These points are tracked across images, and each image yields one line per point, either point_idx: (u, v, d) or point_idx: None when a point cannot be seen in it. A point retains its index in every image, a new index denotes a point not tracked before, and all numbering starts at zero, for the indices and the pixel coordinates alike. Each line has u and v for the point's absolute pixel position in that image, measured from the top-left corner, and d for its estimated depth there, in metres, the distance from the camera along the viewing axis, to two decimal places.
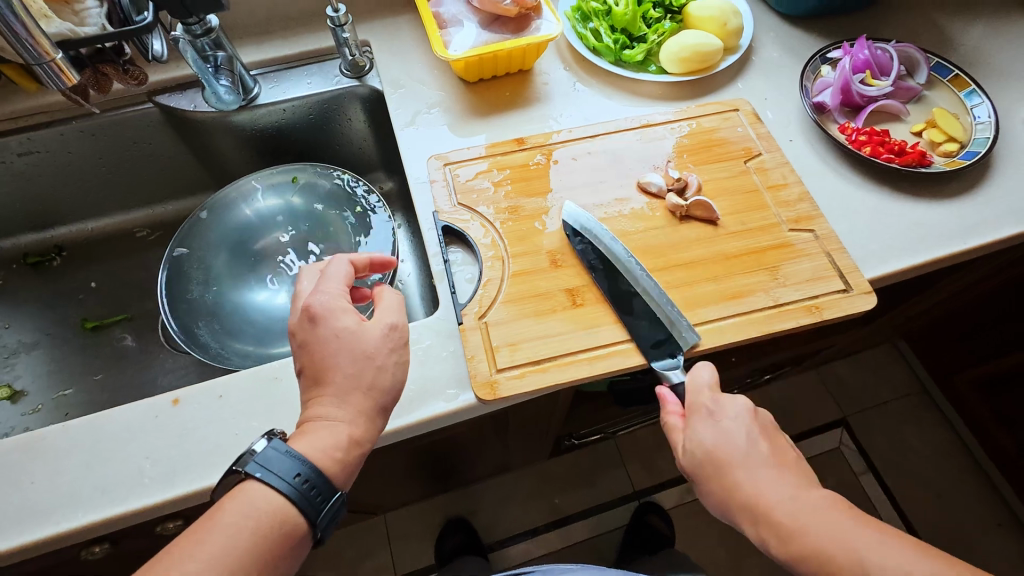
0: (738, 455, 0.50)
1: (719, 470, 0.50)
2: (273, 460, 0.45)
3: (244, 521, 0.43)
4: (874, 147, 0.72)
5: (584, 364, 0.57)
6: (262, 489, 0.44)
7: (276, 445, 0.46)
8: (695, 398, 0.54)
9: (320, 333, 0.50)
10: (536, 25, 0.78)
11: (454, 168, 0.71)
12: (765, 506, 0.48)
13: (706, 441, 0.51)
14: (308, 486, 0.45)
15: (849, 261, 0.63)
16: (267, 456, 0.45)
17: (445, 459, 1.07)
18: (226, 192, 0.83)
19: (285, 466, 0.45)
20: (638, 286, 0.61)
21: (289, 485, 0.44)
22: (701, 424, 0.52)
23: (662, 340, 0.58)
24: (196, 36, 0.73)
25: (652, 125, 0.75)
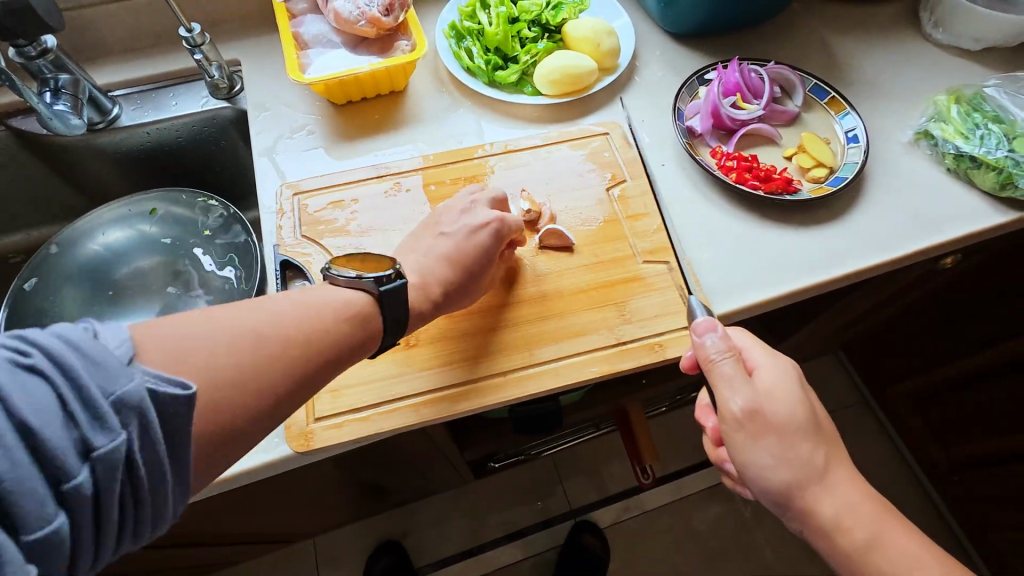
0: (806, 416, 0.50)
1: (783, 425, 0.49)
2: (399, 297, 0.50)
3: (337, 316, 0.47)
4: (740, 173, 0.70)
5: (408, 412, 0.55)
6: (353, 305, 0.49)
7: (402, 293, 0.50)
8: (772, 359, 0.53)
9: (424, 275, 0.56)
10: (401, 45, 0.75)
11: (305, 197, 0.68)
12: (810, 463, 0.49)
13: (761, 396, 0.50)
14: (400, 332, 0.51)
15: (700, 294, 0.61)
16: (395, 290, 0.50)
17: (350, 487, 1.03)
18: (78, 223, 0.79)
19: (399, 308, 0.51)
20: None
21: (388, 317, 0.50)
22: (784, 381, 0.51)
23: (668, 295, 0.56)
24: (30, 57, 0.69)
25: (516, 150, 0.72)
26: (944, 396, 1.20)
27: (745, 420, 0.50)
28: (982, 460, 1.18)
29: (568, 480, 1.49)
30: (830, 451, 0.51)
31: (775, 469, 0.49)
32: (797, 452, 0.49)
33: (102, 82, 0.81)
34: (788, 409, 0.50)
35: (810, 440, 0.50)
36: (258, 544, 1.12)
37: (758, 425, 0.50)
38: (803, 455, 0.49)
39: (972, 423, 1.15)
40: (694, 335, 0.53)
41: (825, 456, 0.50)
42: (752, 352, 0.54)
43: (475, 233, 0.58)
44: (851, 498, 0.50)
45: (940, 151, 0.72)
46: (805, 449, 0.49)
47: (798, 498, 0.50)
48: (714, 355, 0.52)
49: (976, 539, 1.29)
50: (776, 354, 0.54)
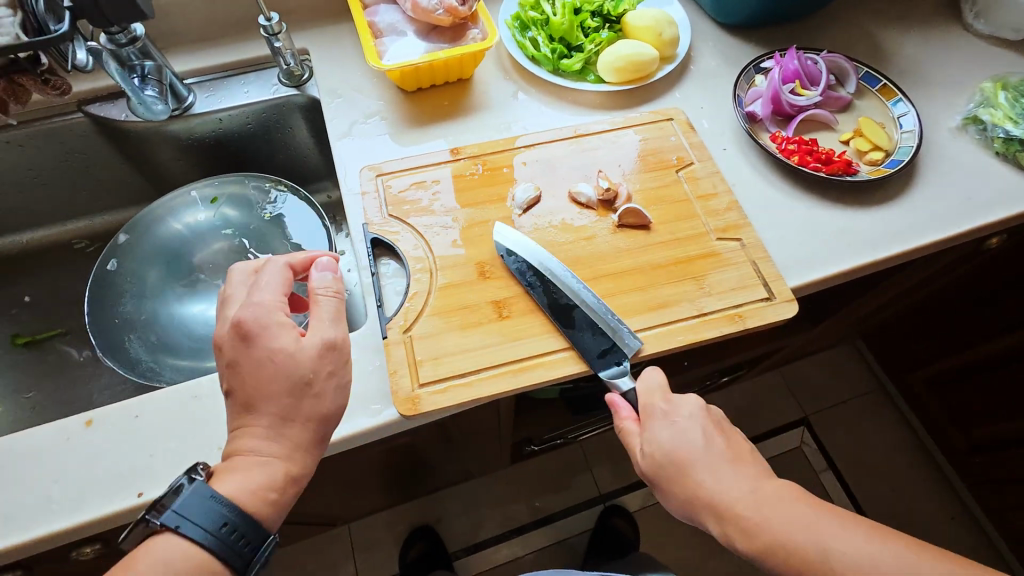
0: (693, 454, 0.51)
1: (662, 467, 0.51)
2: (189, 503, 0.44)
3: (162, 574, 0.42)
4: (802, 156, 0.73)
5: (508, 376, 0.58)
6: (178, 540, 0.44)
7: (196, 491, 0.45)
8: (658, 405, 0.55)
9: (252, 353, 0.49)
10: (472, 34, 0.78)
11: (388, 178, 0.71)
12: (721, 495, 0.49)
13: (649, 446, 0.53)
14: (225, 524, 0.44)
15: (773, 268, 0.64)
16: (182, 501, 0.44)
17: (401, 468, 1.05)
18: (149, 210, 0.81)
19: (200, 513, 0.44)
20: (577, 299, 0.61)
21: (213, 532, 0.44)
22: (659, 424, 0.53)
23: (607, 349, 0.59)
24: (120, 45, 0.71)
25: (586, 134, 0.75)
26: (969, 379, 1.24)
27: (652, 472, 0.52)
28: (1007, 441, 1.22)
29: (598, 466, 1.52)
30: (715, 464, 0.50)
31: (685, 512, 0.51)
32: (698, 492, 0.50)
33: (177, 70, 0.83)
34: (666, 450, 0.52)
35: (702, 473, 0.50)
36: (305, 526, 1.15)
37: (659, 473, 0.52)
38: (689, 485, 0.50)
39: (999, 404, 1.19)
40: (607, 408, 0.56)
41: (708, 472, 0.50)
42: (647, 399, 0.56)
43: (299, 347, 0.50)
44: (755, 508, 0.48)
45: (989, 136, 0.76)
46: (691, 478, 0.50)
47: (699, 522, 0.50)
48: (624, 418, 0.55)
49: (998, 518, 1.33)
50: (659, 397, 0.55)
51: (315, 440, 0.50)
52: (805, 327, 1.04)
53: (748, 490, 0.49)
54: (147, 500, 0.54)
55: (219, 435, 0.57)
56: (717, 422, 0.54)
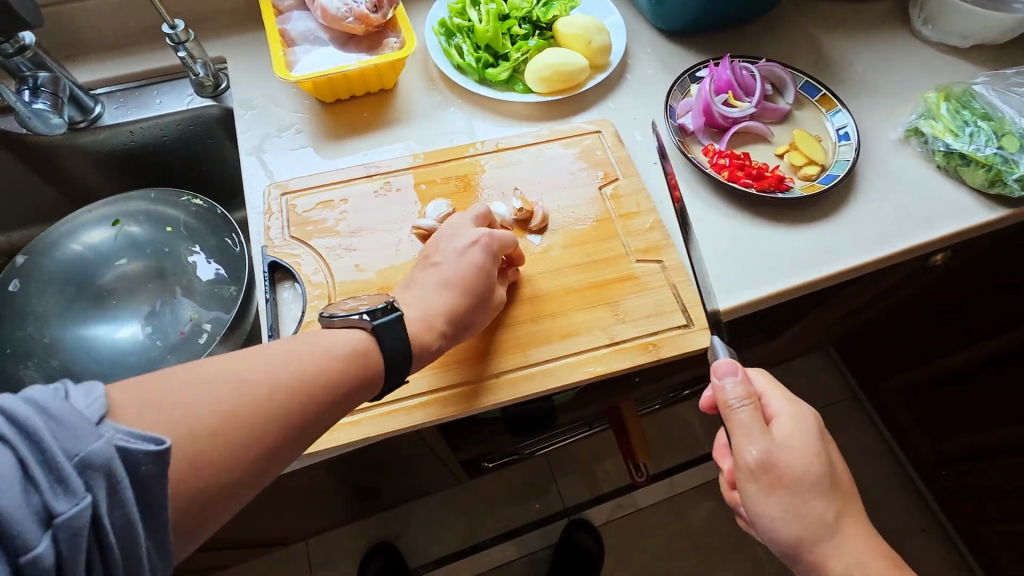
0: (820, 469, 0.50)
1: (790, 478, 0.49)
2: (394, 327, 0.48)
3: (329, 359, 0.44)
4: (733, 171, 0.70)
5: (393, 416, 0.54)
6: (350, 335, 0.47)
7: (396, 320, 0.48)
8: (792, 408, 0.53)
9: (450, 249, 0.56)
10: (390, 42, 0.74)
11: (293, 197, 0.67)
12: (840, 521, 0.50)
13: (777, 448, 0.50)
14: (403, 354, 0.48)
15: (694, 294, 0.61)
16: (390, 321, 0.48)
17: (342, 489, 1.01)
18: (46, 232, 0.78)
19: (397, 336, 0.48)
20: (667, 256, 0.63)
21: (393, 354, 0.48)
22: (807, 432, 0.51)
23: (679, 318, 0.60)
24: (8, 55, 0.68)
25: (508, 148, 0.71)
26: (934, 390, 1.21)
27: (760, 471, 0.49)
28: (971, 454, 1.19)
29: (562, 478, 1.48)
30: (845, 502, 0.51)
31: (785, 523, 0.49)
32: (808, 507, 0.49)
33: (83, 81, 0.79)
34: (801, 460, 0.50)
35: (822, 495, 0.49)
36: (248, 548, 1.10)
37: (772, 476, 0.49)
38: (810, 508, 0.49)
39: (963, 417, 1.16)
40: (711, 378, 0.52)
41: (836, 508, 0.50)
42: (773, 397, 0.54)
43: (467, 252, 0.55)
44: (863, 549, 0.49)
45: (930, 149, 0.72)
46: (814, 503, 0.49)
47: (807, 549, 0.49)
48: (730, 400, 0.51)
49: (965, 532, 1.30)
50: (801, 404, 0.53)
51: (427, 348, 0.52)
52: (758, 341, 1.00)
53: (875, 553, 0.49)
54: None
55: None
56: (835, 454, 0.54)
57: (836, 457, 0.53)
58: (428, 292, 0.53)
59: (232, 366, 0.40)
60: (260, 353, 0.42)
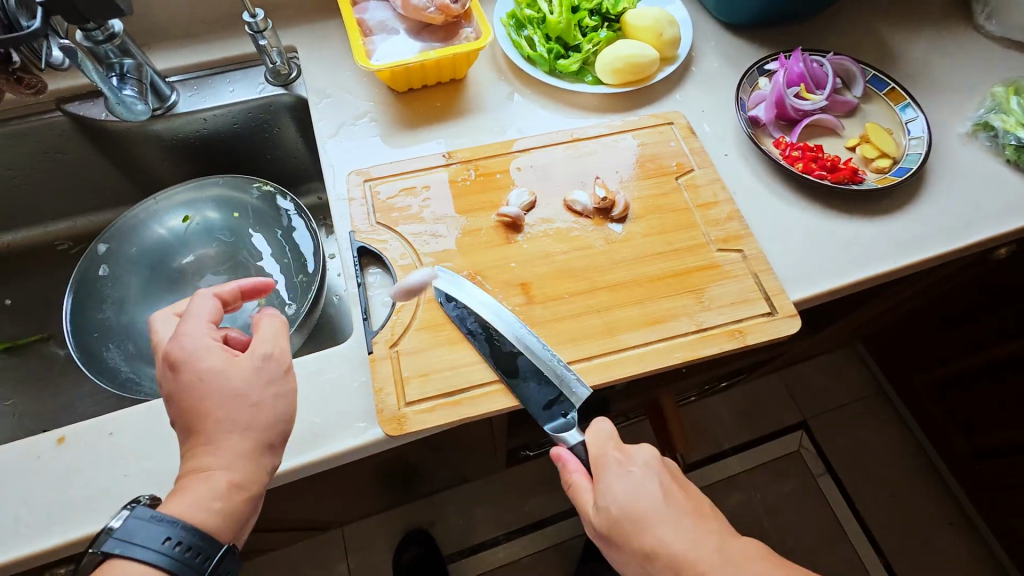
0: (626, 517, 0.48)
1: (609, 529, 0.48)
2: (126, 530, 0.40)
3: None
4: (807, 163, 0.71)
5: (475, 402, 0.55)
6: (123, 565, 0.39)
7: (139, 514, 0.41)
8: (608, 458, 0.51)
9: (182, 380, 0.46)
10: (465, 33, 0.75)
11: (376, 184, 0.68)
12: (672, 558, 0.46)
13: (592, 506, 0.50)
14: (184, 546, 0.40)
15: (776, 283, 0.62)
16: (130, 526, 0.41)
17: (393, 474, 1.03)
18: (127, 216, 0.79)
19: (152, 532, 0.40)
20: (520, 344, 0.57)
21: (162, 550, 0.40)
22: (610, 478, 0.50)
23: (552, 399, 0.56)
24: (98, 42, 0.68)
25: (582, 138, 0.73)
26: (965, 386, 1.22)
27: (600, 533, 0.49)
28: (1006, 450, 1.20)
29: None
30: (669, 526, 0.47)
31: (637, 573, 0.48)
32: (642, 554, 0.47)
33: (160, 68, 0.80)
34: (611, 509, 0.48)
35: (644, 537, 0.47)
36: (295, 531, 1.12)
37: (610, 536, 0.49)
38: (638, 551, 0.47)
39: (1000, 413, 1.17)
40: (554, 463, 0.53)
41: (664, 543, 0.47)
42: (598, 446, 0.52)
43: (213, 354, 0.47)
44: (706, 567, 0.45)
45: (1000, 143, 0.73)
46: (638, 542, 0.47)
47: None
48: (573, 472, 0.52)
49: (998, 527, 1.31)
50: (605, 444, 0.51)
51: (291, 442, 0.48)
52: (807, 333, 1.01)
53: (714, 561, 0.46)
54: None
55: None
56: (653, 476, 0.50)
57: (666, 486, 0.49)
58: (225, 429, 0.45)
59: None
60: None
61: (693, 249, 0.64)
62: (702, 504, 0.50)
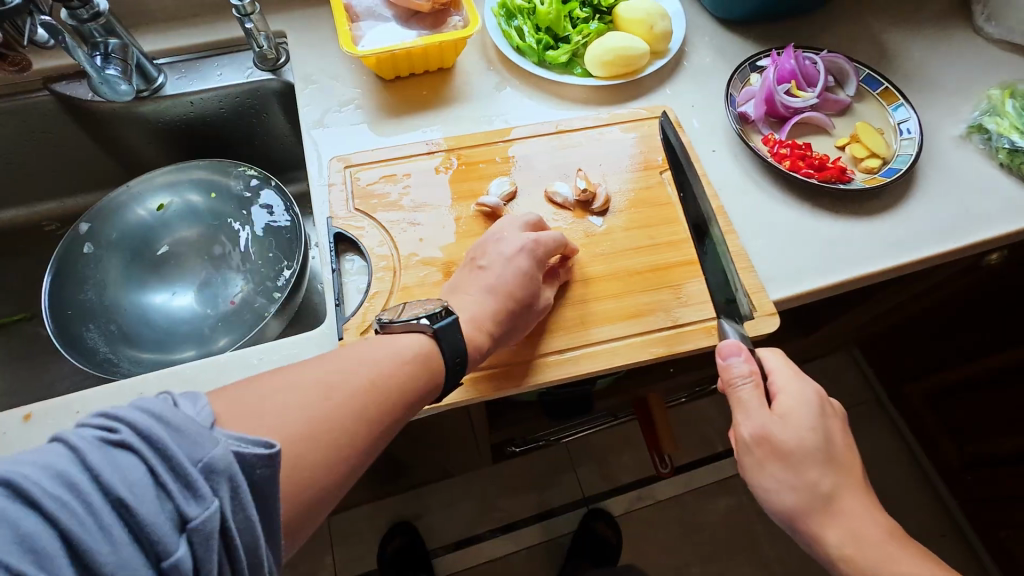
0: (817, 443, 0.49)
1: (790, 452, 0.49)
2: (451, 330, 0.50)
3: (398, 363, 0.46)
4: (794, 161, 0.69)
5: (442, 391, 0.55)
6: (415, 339, 0.49)
7: (455, 321, 0.50)
8: (797, 384, 0.52)
9: (501, 266, 0.55)
10: (454, 21, 0.75)
11: (356, 170, 0.68)
12: (843, 502, 0.49)
13: (775, 421, 0.50)
14: (460, 357, 0.49)
15: (756, 280, 0.61)
16: (449, 323, 0.50)
17: (374, 466, 1.02)
18: (112, 198, 0.79)
19: (455, 340, 0.50)
20: (715, 227, 0.63)
21: (449, 359, 0.49)
22: (801, 405, 0.51)
23: (725, 285, 0.60)
24: (82, 20, 0.68)
25: (568, 130, 0.72)
26: (959, 394, 1.21)
27: (755, 444, 0.51)
28: (998, 460, 1.18)
29: (582, 467, 1.48)
30: (846, 480, 0.49)
31: (781, 495, 0.49)
32: (807, 482, 0.49)
33: (148, 50, 0.80)
34: (800, 434, 0.50)
35: (822, 468, 0.49)
36: None
37: (768, 450, 0.50)
38: (811, 483, 0.49)
39: (993, 422, 1.15)
40: (718, 356, 0.54)
41: (835, 485, 0.49)
42: (779, 371, 0.53)
43: (513, 260, 0.56)
44: (862, 525, 0.48)
45: (994, 145, 0.72)
46: (815, 476, 0.49)
47: (804, 525, 0.49)
48: (736, 377, 0.53)
49: (988, 538, 1.29)
50: (803, 378, 0.53)
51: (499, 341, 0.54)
52: (796, 335, 1.00)
53: (879, 528, 0.48)
54: None
55: None
56: (842, 430, 0.52)
57: (846, 436, 0.52)
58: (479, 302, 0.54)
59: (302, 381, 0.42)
60: (338, 358, 0.45)
61: (675, 244, 0.63)
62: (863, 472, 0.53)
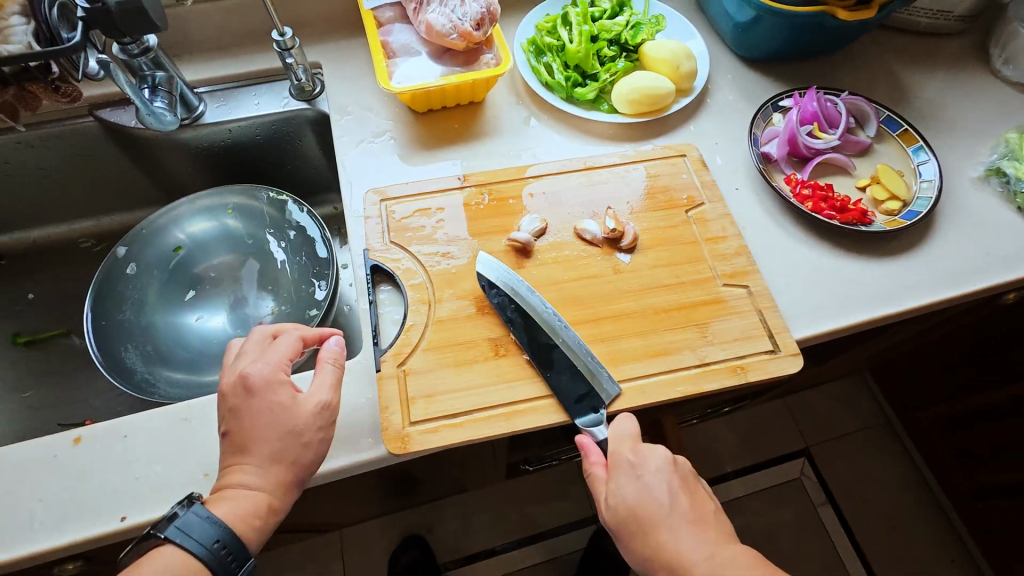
0: (641, 514, 0.51)
1: (626, 527, 0.52)
2: (196, 523, 0.46)
3: None
4: (817, 203, 0.71)
5: (476, 425, 0.56)
6: (174, 551, 0.45)
7: (198, 510, 0.46)
8: (619, 460, 0.54)
9: (253, 403, 0.50)
10: (486, 59, 0.77)
11: (391, 204, 0.70)
12: (682, 561, 0.50)
13: (606, 504, 0.53)
14: (220, 542, 0.45)
15: (780, 320, 0.63)
16: (189, 517, 0.46)
17: (392, 483, 1.04)
18: (151, 222, 0.82)
19: (204, 530, 0.45)
20: (558, 338, 0.60)
21: (208, 551, 0.45)
22: (621, 478, 0.53)
23: (584, 394, 0.58)
24: (132, 55, 0.71)
25: (596, 167, 0.74)
26: (970, 424, 1.22)
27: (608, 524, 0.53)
28: (1010, 491, 1.18)
29: None
30: (681, 529, 0.51)
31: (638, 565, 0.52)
32: (647, 550, 0.51)
33: (190, 79, 0.83)
34: (623, 511, 0.52)
35: (655, 537, 0.51)
36: (293, 534, 1.13)
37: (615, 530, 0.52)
38: (651, 554, 0.50)
39: (1004, 454, 1.16)
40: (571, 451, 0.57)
41: (670, 549, 0.50)
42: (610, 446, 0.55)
43: (256, 403, 0.50)
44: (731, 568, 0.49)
45: (1012, 189, 0.74)
46: (649, 546, 0.51)
47: None
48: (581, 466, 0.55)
49: (999, 567, 1.28)
50: (622, 448, 0.54)
51: (298, 482, 0.50)
52: (813, 364, 1.01)
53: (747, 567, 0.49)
54: (130, 524, 0.53)
55: (205, 461, 0.56)
56: (671, 478, 0.53)
57: (678, 494, 0.52)
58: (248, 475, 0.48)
59: None
60: None
61: (702, 282, 0.65)
62: (712, 515, 0.53)
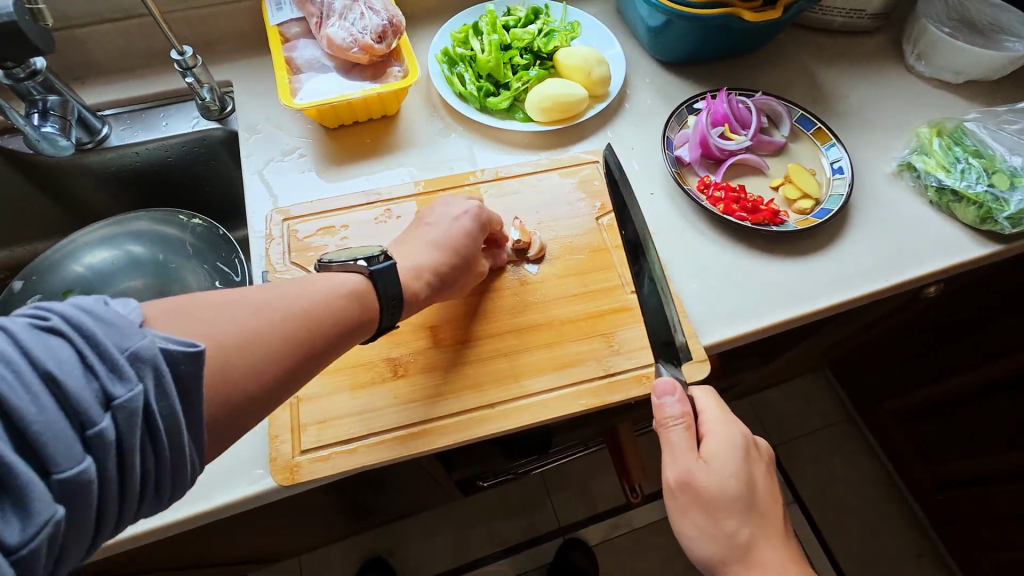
0: (737, 491, 0.50)
1: (713, 498, 0.50)
2: (391, 277, 0.49)
3: (333, 296, 0.46)
4: (728, 204, 0.71)
5: (371, 451, 0.54)
6: (353, 284, 0.48)
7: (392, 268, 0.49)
8: (725, 426, 0.53)
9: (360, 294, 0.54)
10: (394, 71, 0.75)
11: (294, 223, 0.68)
12: (760, 553, 0.49)
13: (698, 467, 0.51)
14: (396, 298, 0.50)
15: (688, 326, 0.62)
16: (386, 268, 0.49)
17: (335, 507, 1.00)
18: (50, 252, 0.78)
19: (391, 286, 0.49)
20: (659, 275, 0.61)
21: (387, 300, 0.50)
22: (722, 449, 0.51)
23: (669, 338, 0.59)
24: (19, 80, 0.69)
25: (507, 177, 0.72)
26: (924, 415, 1.21)
27: (677, 489, 0.51)
28: (968, 480, 1.18)
29: (557, 496, 1.46)
30: (762, 530, 0.50)
31: (699, 542, 0.50)
32: (721, 527, 0.49)
33: (93, 102, 0.81)
34: (719, 481, 0.50)
35: (740, 518, 0.50)
36: (239, 566, 1.09)
37: (689, 496, 0.50)
38: (737, 539, 0.49)
39: (958, 444, 1.15)
40: (656, 393, 0.54)
41: (752, 535, 0.49)
42: (710, 412, 0.54)
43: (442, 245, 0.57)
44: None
45: (923, 184, 0.74)
46: (733, 525, 0.49)
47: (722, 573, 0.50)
48: (669, 417, 0.53)
49: (962, 558, 1.28)
50: (728, 420, 0.53)
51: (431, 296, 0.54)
52: (757, 364, 1.00)
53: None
54: None
55: None
56: (765, 477, 0.53)
57: (767, 484, 0.53)
58: None
59: (248, 298, 0.42)
60: (270, 286, 0.44)
61: (608, 291, 0.63)
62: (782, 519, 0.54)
